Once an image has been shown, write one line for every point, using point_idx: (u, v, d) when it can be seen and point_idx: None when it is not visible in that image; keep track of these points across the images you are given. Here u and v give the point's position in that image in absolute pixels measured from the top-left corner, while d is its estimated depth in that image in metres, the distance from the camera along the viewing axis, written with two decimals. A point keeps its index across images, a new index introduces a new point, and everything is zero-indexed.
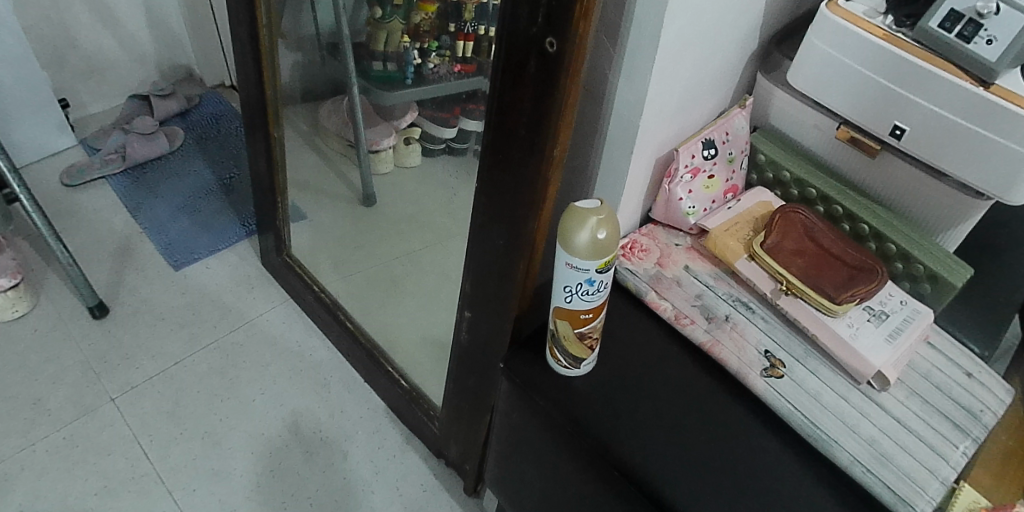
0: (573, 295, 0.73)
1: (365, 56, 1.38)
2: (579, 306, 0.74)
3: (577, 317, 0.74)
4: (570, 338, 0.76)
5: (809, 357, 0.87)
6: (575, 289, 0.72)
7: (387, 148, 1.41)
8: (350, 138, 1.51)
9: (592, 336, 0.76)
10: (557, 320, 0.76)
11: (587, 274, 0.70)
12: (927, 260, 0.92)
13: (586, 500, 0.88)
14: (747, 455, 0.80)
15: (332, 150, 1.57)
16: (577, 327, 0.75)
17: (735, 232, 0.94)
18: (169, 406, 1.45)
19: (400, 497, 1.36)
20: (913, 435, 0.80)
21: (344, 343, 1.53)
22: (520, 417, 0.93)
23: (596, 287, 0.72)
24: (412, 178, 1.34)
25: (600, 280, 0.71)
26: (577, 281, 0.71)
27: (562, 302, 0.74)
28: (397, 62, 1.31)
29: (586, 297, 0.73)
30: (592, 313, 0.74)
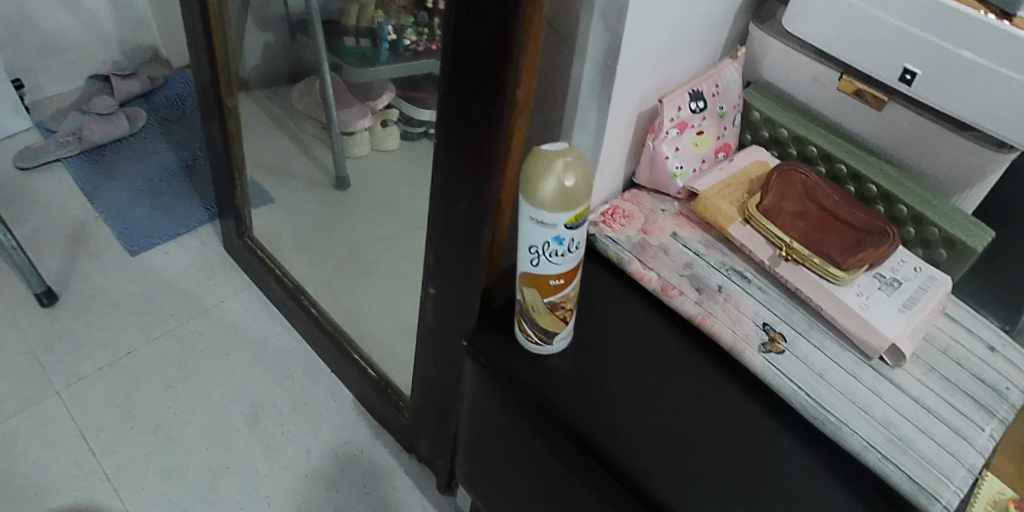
0: (540, 256, 0.62)
1: (336, 32, 1.31)
2: (547, 271, 0.63)
3: (545, 284, 0.64)
4: (539, 310, 0.67)
5: (813, 331, 0.76)
6: (542, 250, 0.62)
7: (361, 130, 1.33)
8: (322, 120, 1.45)
9: (564, 308, 0.66)
10: (524, 289, 0.66)
11: (555, 231, 0.60)
12: (941, 222, 0.82)
13: (564, 492, 0.78)
14: (744, 443, 0.70)
15: (306, 133, 1.51)
16: (547, 296, 0.66)
17: (728, 194, 0.84)
18: (120, 400, 1.34)
19: (367, 495, 1.25)
20: (933, 416, 0.70)
21: (310, 331, 1.42)
22: (488, 401, 0.83)
23: (567, 248, 0.61)
24: (391, 163, 1.23)
25: (570, 238, 0.61)
26: (544, 240, 0.61)
27: (528, 267, 0.64)
28: (370, 38, 1.23)
29: (555, 259, 0.62)
30: (564, 279, 0.64)
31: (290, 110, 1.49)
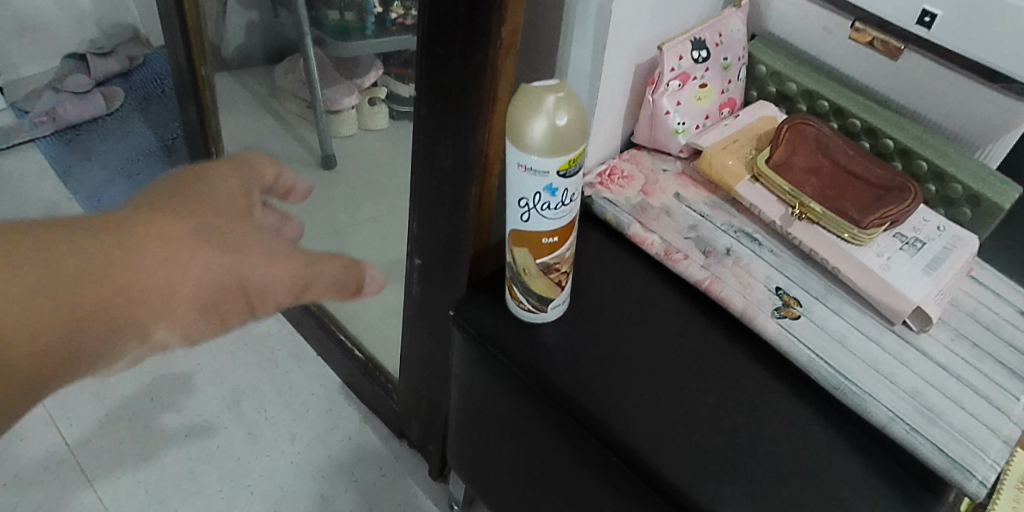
0: (531, 210, 0.56)
1: (318, 6, 1.23)
2: (539, 227, 0.58)
3: (537, 242, 0.59)
4: (531, 273, 0.61)
5: (830, 295, 0.70)
6: (533, 203, 0.56)
7: (347, 108, 1.25)
8: (306, 98, 1.36)
9: (559, 271, 0.61)
10: (515, 249, 0.60)
11: (547, 179, 0.54)
12: (964, 177, 0.76)
13: (563, 471, 0.72)
14: (757, 416, 0.64)
15: (289, 113, 1.42)
16: (540, 257, 0.60)
17: (734, 150, 0.78)
18: (95, 386, 1.28)
19: (355, 482, 1.18)
20: (964, 385, 0.64)
21: (294, 313, 1.35)
22: (478, 376, 0.76)
23: (560, 200, 0.56)
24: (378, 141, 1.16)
25: (564, 188, 0.55)
26: (535, 191, 0.55)
27: (518, 224, 0.58)
28: (356, 12, 1.14)
29: (547, 213, 0.57)
30: (558, 236, 0.58)
31: (274, 90, 1.42)
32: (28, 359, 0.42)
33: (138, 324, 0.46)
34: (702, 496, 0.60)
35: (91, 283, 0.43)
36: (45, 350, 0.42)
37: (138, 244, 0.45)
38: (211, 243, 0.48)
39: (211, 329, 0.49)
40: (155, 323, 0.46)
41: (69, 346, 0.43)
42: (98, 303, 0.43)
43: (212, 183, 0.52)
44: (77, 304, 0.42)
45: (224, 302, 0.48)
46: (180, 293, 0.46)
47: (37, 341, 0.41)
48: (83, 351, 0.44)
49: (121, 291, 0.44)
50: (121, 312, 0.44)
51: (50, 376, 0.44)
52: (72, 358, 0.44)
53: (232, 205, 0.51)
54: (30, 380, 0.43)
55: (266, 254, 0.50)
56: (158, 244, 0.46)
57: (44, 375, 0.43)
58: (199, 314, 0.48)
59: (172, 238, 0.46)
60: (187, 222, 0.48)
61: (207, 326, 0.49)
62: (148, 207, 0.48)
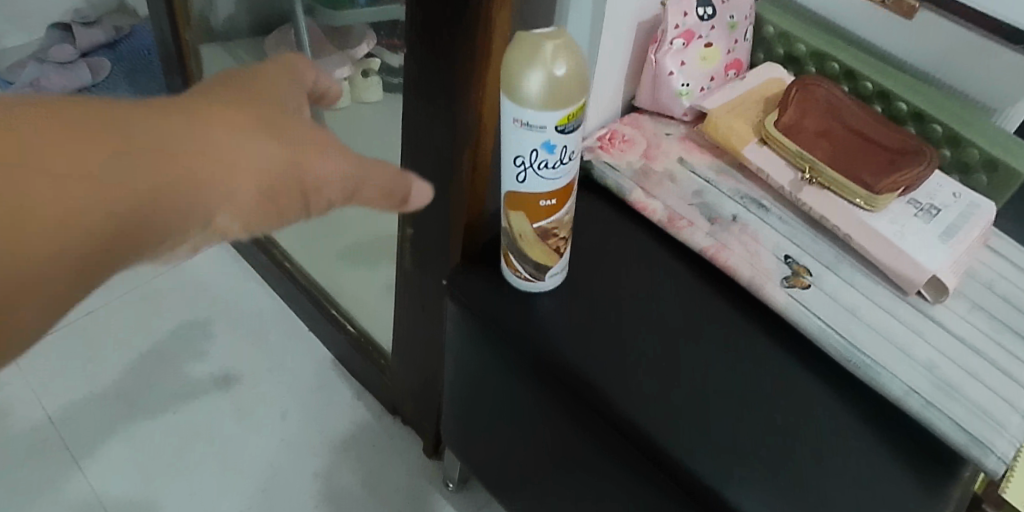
0: (528, 169, 0.54)
1: None
2: (536, 189, 0.56)
3: (534, 205, 0.57)
4: (528, 238, 0.59)
5: (841, 264, 0.67)
6: (529, 161, 0.54)
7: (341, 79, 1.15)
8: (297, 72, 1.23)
9: (557, 236, 0.59)
10: (511, 212, 0.58)
11: (544, 135, 0.52)
12: (981, 141, 0.73)
13: (562, 445, 0.69)
14: (766, 390, 0.61)
15: None
16: (537, 221, 0.58)
17: (741, 113, 0.74)
18: (81, 362, 1.24)
19: (348, 460, 1.15)
20: (981, 357, 0.61)
21: (284, 288, 1.31)
22: (472, 349, 0.73)
23: (558, 159, 0.54)
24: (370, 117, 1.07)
25: (563, 146, 0.53)
26: (532, 149, 0.53)
27: (513, 185, 0.56)
28: None
29: (545, 173, 0.55)
30: (555, 200, 0.57)
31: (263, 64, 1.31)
32: (63, 258, 0.33)
33: (188, 217, 0.37)
34: (708, 472, 0.57)
35: (142, 163, 0.34)
36: (87, 246, 0.33)
37: (189, 127, 0.37)
38: (267, 131, 0.39)
39: (268, 224, 0.41)
40: (207, 216, 0.38)
41: (111, 241, 0.34)
42: (146, 191, 0.35)
43: (256, 82, 0.43)
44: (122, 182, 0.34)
45: (281, 197, 0.40)
46: (232, 181, 0.38)
47: (77, 232, 0.33)
48: (125, 247, 0.35)
49: (173, 177, 0.36)
50: (173, 202, 0.36)
51: (87, 280, 0.35)
52: (113, 256, 0.35)
53: (281, 103, 0.42)
54: (63, 285, 0.34)
55: (328, 151, 0.41)
56: (207, 125, 0.37)
57: (81, 277, 0.34)
58: (255, 206, 0.39)
59: (223, 123, 0.38)
60: (238, 112, 0.39)
61: (263, 221, 0.41)
62: (186, 96, 0.39)
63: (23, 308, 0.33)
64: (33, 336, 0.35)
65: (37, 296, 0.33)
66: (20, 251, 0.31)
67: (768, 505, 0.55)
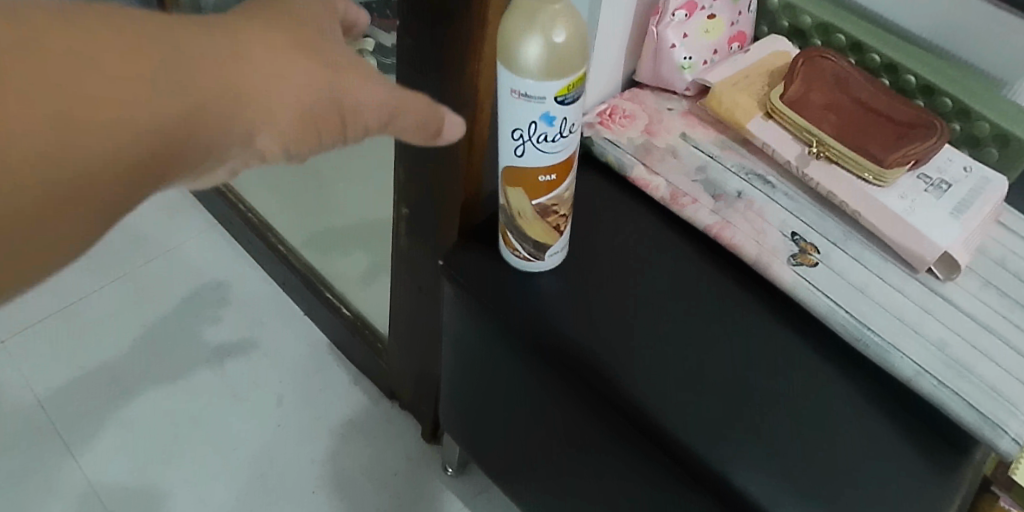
0: (526, 142, 0.52)
1: None
2: (535, 163, 0.54)
3: (532, 181, 0.55)
4: (527, 216, 0.57)
5: (850, 242, 0.65)
6: (528, 134, 0.52)
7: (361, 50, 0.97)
8: None
9: (557, 213, 0.57)
10: (508, 188, 0.56)
11: (543, 106, 0.49)
12: (991, 114, 0.70)
13: (563, 428, 0.68)
14: (772, 371, 0.60)
15: None
16: (536, 198, 0.56)
17: (745, 87, 0.72)
18: (72, 349, 1.22)
19: (344, 444, 1.14)
20: (994, 336, 0.60)
21: (278, 271, 1.28)
22: (469, 331, 0.72)
23: (558, 131, 0.51)
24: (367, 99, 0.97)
25: (562, 117, 0.51)
26: (530, 121, 0.50)
27: (511, 160, 0.54)
28: None
29: (544, 147, 0.52)
30: (555, 174, 0.54)
31: None
32: (120, 164, 0.35)
33: (232, 134, 0.39)
34: (714, 454, 0.56)
35: (196, 75, 0.36)
36: (144, 154, 0.35)
37: (240, 47, 0.38)
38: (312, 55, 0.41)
39: (307, 147, 0.43)
40: (251, 134, 0.40)
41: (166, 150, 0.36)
42: (197, 105, 0.36)
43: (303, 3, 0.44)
44: (175, 97, 0.35)
45: (320, 120, 0.42)
46: (277, 102, 0.40)
47: (136, 140, 0.35)
48: (174, 156, 0.37)
49: (223, 92, 0.37)
50: (219, 115, 0.38)
51: (142, 186, 0.37)
52: (166, 163, 0.37)
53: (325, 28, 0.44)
54: (121, 189, 0.36)
55: (366, 80, 0.43)
56: (255, 45, 0.39)
57: (138, 183, 0.37)
58: (297, 128, 0.41)
59: (267, 41, 0.39)
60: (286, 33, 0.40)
61: (302, 143, 0.43)
62: (237, 13, 0.40)
63: (85, 208, 0.35)
64: (88, 238, 0.37)
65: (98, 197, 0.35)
66: (86, 154, 0.33)
67: (777, 488, 0.54)
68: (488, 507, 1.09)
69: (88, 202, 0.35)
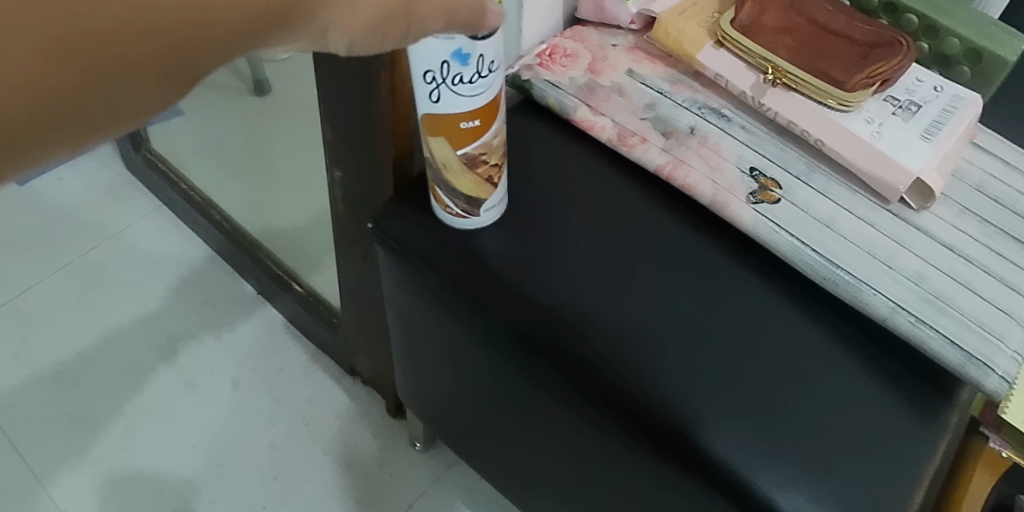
0: (440, 85, 0.49)
1: None
2: (454, 108, 0.50)
3: (454, 128, 0.51)
4: (454, 167, 0.54)
5: (814, 174, 0.60)
6: (441, 76, 0.48)
7: None
8: None
9: (486, 163, 0.54)
10: (431, 138, 0.53)
11: (452, 42, 0.46)
12: (960, 28, 0.65)
13: (517, 394, 0.63)
14: (737, 319, 0.54)
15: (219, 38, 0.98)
16: (462, 148, 0.53)
17: (693, 15, 0.65)
18: (14, 346, 1.15)
19: (307, 426, 1.08)
20: (974, 266, 0.55)
21: (228, 252, 1.21)
22: (410, 298, 0.66)
23: (474, 71, 0.48)
24: None
25: (478, 55, 0.47)
26: (442, 61, 0.47)
27: (429, 106, 0.51)
28: None
29: (462, 89, 0.49)
30: (477, 119, 0.51)
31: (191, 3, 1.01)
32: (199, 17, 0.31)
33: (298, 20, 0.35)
34: (678, 413, 0.51)
35: None
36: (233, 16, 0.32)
37: None
38: None
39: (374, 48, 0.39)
40: (317, 25, 0.36)
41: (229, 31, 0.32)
42: None
43: None
44: None
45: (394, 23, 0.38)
46: None
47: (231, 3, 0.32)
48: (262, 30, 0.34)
49: None
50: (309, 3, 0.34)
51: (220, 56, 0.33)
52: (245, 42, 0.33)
53: None
54: (193, 64, 0.32)
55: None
56: None
57: (198, 62, 0.33)
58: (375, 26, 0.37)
59: None
60: None
61: (370, 42, 0.38)
62: None
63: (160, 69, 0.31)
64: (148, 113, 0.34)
65: (169, 66, 0.32)
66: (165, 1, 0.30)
67: (749, 444, 0.49)
68: (460, 481, 1.05)
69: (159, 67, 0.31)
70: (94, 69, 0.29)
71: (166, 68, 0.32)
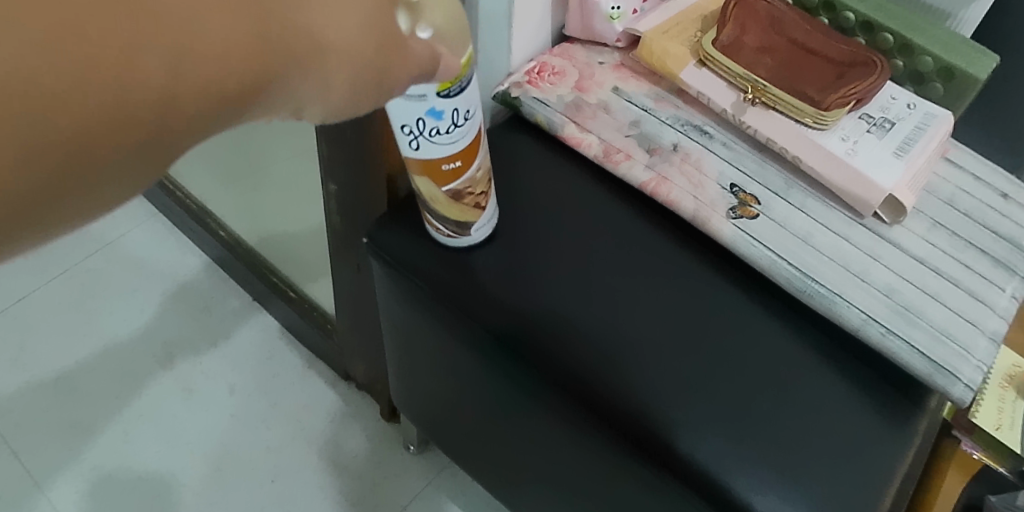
0: (418, 136, 0.51)
1: None
2: (434, 155, 0.52)
3: (437, 170, 0.54)
4: (440, 201, 0.56)
5: (791, 190, 0.62)
6: (418, 129, 0.50)
7: None
8: None
9: (470, 194, 0.56)
10: (415, 177, 0.55)
11: (426, 101, 0.48)
12: (933, 48, 0.67)
13: (507, 401, 0.65)
14: (718, 329, 0.57)
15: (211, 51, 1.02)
16: (446, 185, 0.55)
17: (676, 34, 0.68)
18: (13, 353, 1.16)
19: (302, 430, 1.10)
20: (943, 278, 0.58)
21: (224, 259, 1.23)
22: (403, 308, 0.68)
23: (449, 123, 0.50)
24: None
25: (451, 110, 0.49)
26: (417, 118, 0.49)
27: (411, 153, 0.53)
28: None
29: (440, 138, 0.51)
30: (457, 161, 0.53)
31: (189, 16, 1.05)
32: (149, 108, 0.26)
33: (272, 93, 0.31)
34: (660, 420, 0.53)
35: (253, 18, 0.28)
36: (183, 107, 0.27)
37: None
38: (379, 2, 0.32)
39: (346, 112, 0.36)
40: (294, 99, 0.32)
41: (196, 112, 0.28)
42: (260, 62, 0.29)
43: None
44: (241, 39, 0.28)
45: (372, 86, 0.34)
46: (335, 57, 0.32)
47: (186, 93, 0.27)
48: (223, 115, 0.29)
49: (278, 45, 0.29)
50: (278, 77, 0.30)
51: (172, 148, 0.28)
52: (205, 127, 0.29)
53: None
54: (139, 164, 0.28)
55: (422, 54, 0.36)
56: None
57: (162, 149, 0.28)
58: (346, 99, 0.34)
59: None
60: None
61: (350, 111, 0.35)
62: None
63: (106, 172, 0.27)
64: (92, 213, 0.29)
65: (118, 167, 0.27)
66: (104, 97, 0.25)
67: (727, 450, 0.52)
68: (453, 483, 1.07)
69: (100, 169, 0.27)
70: (47, 168, 0.25)
71: (103, 172, 0.27)
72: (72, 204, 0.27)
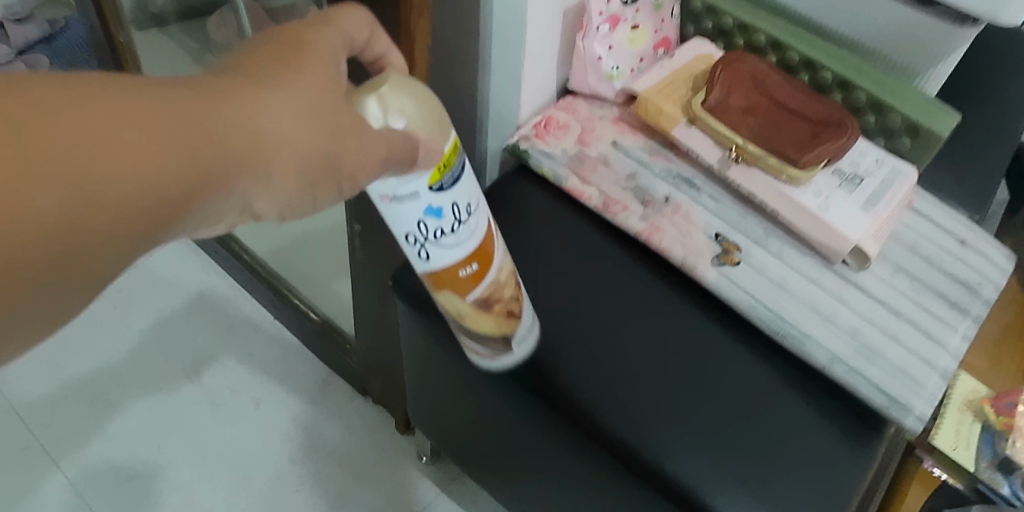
0: (425, 243, 0.56)
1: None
2: (447, 262, 0.57)
3: (454, 277, 0.58)
4: (468, 312, 0.61)
5: (770, 238, 0.70)
6: (423, 235, 0.55)
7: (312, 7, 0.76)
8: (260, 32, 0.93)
9: (497, 301, 0.61)
10: (438, 291, 0.60)
11: (421, 200, 0.52)
12: (901, 107, 0.75)
13: (516, 425, 0.73)
14: (701, 363, 0.64)
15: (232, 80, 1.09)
16: (469, 294, 0.60)
17: (669, 93, 0.75)
18: (50, 369, 1.24)
19: (322, 441, 1.18)
20: (902, 319, 0.65)
21: (247, 280, 1.31)
22: (421, 340, 0.75)
23: (451, 222, 0.55)
24: None
25: (447, 208, 0.54)
26: (417, 219, 0.53)
27: (427, 266, 0.58)
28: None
29: (445, 240, 0.56)
30: (471, 265, 0.58)
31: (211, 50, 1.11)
32: (109, 222, 0.35)
33: (227, 197, 0.40)
34: (649, 445, 0.60)
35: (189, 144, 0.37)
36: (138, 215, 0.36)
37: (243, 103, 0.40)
38: (315, 121, 0.42)
39: (302, 207, 0.45)
40: (247, 199, 0.41)
41: (147, 221, 0.37)
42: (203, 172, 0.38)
43: (300, 51, 0.44)
44: (186, 159, 0.37)
45: (320, 180, 0.44)
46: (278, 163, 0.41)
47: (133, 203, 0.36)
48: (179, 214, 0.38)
49: (216, 162, 0.38)
50: (229, 179, 0.39)
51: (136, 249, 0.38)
52: (161, 228, 0.38)
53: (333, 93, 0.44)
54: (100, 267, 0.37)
55: (375, 155, 0.45)
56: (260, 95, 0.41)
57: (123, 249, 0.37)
58: (295, 193, 0.43)
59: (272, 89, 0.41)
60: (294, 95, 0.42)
61: (298, 204, 0.45)
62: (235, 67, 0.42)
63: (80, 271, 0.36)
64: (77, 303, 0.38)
65: (89, 267, 0.36)
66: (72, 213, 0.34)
67: (709, 471, 0.59)
68: (464, 490, 1.15)
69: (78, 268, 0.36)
70: (34, 271, 0.34)
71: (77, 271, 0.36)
72: (59, 292, 0.36)
